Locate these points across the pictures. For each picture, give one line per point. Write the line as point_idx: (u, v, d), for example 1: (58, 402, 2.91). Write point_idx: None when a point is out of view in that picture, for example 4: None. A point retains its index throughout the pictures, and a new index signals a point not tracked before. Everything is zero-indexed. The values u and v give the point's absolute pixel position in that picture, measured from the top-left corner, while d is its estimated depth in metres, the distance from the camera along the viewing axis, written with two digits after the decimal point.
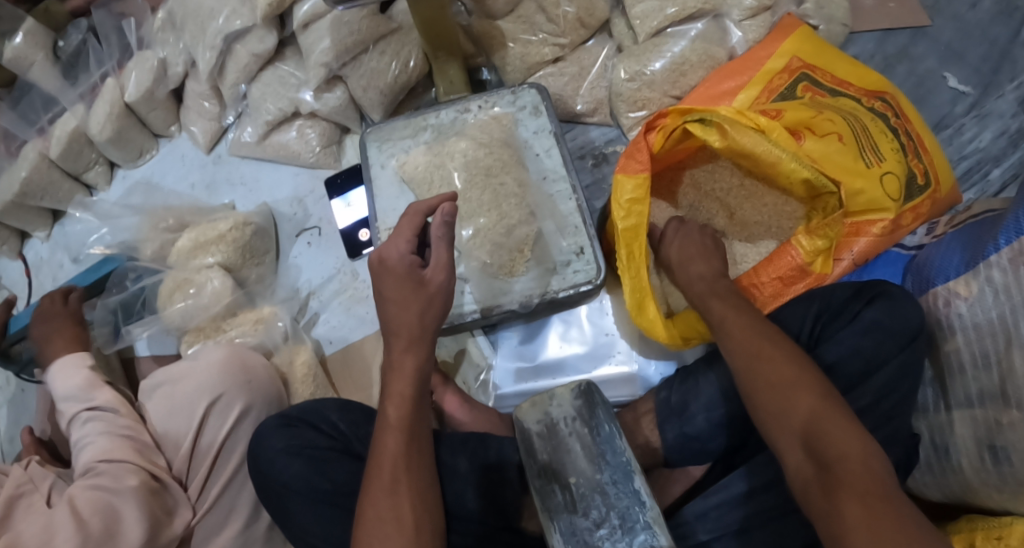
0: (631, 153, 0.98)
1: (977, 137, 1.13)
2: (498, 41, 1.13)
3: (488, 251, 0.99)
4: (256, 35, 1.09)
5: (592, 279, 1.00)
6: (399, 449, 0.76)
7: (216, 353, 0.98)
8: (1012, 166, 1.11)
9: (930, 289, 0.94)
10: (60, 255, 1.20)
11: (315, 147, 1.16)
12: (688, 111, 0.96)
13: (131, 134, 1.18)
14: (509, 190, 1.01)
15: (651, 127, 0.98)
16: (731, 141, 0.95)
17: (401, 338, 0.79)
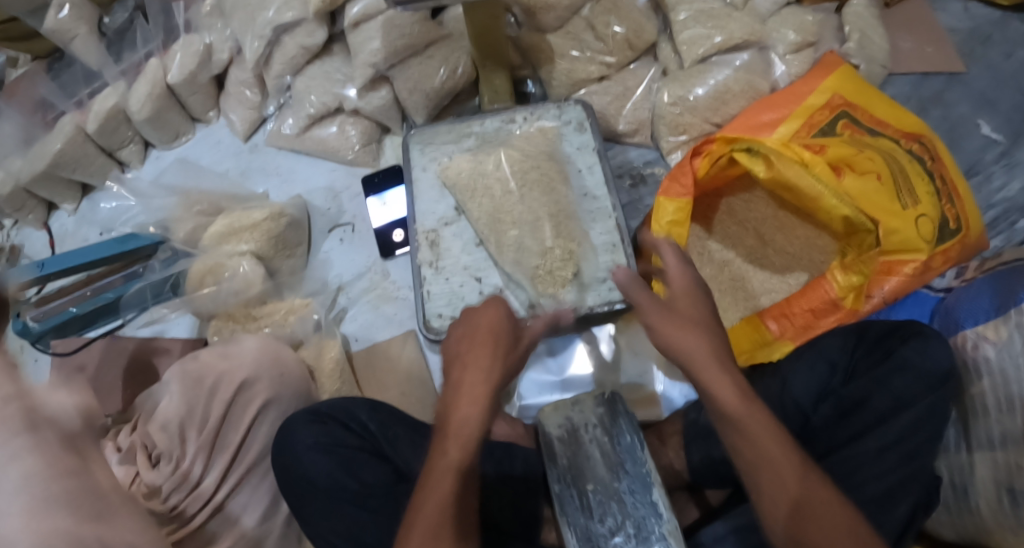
0: (675, 176, 0.99)
1: (1006, 187, 1.14)
2: (546, 55, 1.15)
3: (532, 265, 1.00)
4: (306, 29, 1.10)
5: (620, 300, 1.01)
6: (451, 493, 0.72)
7: (250, 343, 0.98)
8: None
9: (958, 331, 0.96)
10: (86, 230, 1.19)
11: (355, 144, 1.16)
12: (736, 139, 0.97)
13: (170, 115, 1.18)
14: (555, 205, 1.02)
15: (698, 152, 0.99)
16: (776, 172, 0.97)
17: (467, 394, 0.75)
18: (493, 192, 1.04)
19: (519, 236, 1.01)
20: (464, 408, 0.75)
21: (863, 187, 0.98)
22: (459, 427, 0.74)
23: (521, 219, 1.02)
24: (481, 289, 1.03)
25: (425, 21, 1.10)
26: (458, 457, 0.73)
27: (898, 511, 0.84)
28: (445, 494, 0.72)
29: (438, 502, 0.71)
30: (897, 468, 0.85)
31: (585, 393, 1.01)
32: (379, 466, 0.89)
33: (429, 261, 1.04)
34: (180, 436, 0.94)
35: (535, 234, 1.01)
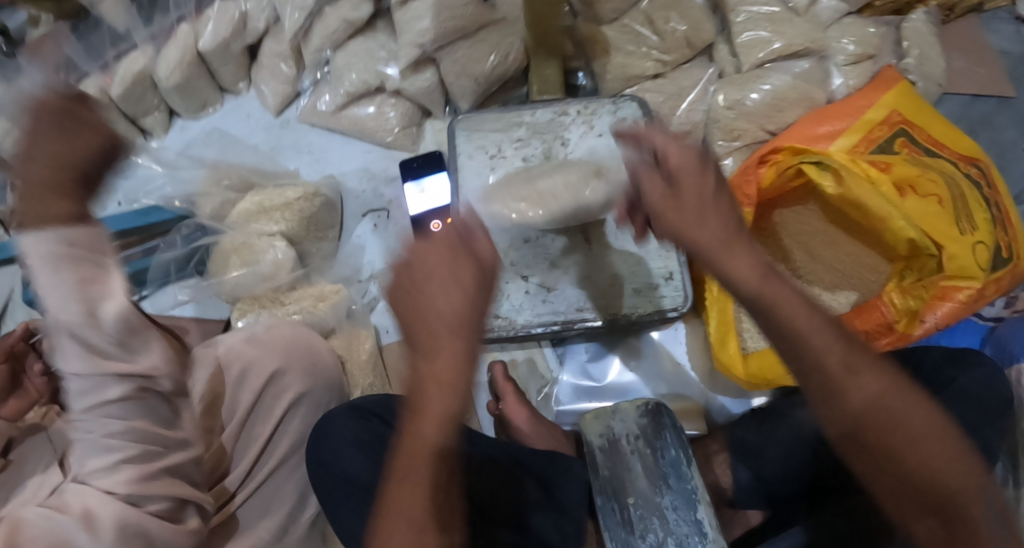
0: (740, 185, 0.98)
1: None
2: (601, 47, 1.11)
3: None
4: (351, 3, 1.04)
5: (678, 305, 0.97)
6: (428, 472, 0.61)
7: (282, 330, 0.93)
8: None
9: (1015, 365, 0.94)
10: (104, 198, 1.12)
11: (395, 127, 1.10)
12: (803, 150, 0.94)
13: (199, 85, 1.11)
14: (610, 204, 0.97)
15: (761, 161, 0.96)
16: (845, 189, 0.93)
17: (441, 325, 0.62)
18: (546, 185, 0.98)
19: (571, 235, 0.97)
20: (432, 401, 0.61)
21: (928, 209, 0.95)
22: (438, 426, 0.61)
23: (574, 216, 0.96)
24: (526, 289, 0.98)
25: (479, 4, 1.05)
26: (441, 435, 0.61)
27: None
28: (425, 479, 0.61)
29: (415, 498, 0.61)
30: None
31: (626, 401, 0.98)
32: None
33: None
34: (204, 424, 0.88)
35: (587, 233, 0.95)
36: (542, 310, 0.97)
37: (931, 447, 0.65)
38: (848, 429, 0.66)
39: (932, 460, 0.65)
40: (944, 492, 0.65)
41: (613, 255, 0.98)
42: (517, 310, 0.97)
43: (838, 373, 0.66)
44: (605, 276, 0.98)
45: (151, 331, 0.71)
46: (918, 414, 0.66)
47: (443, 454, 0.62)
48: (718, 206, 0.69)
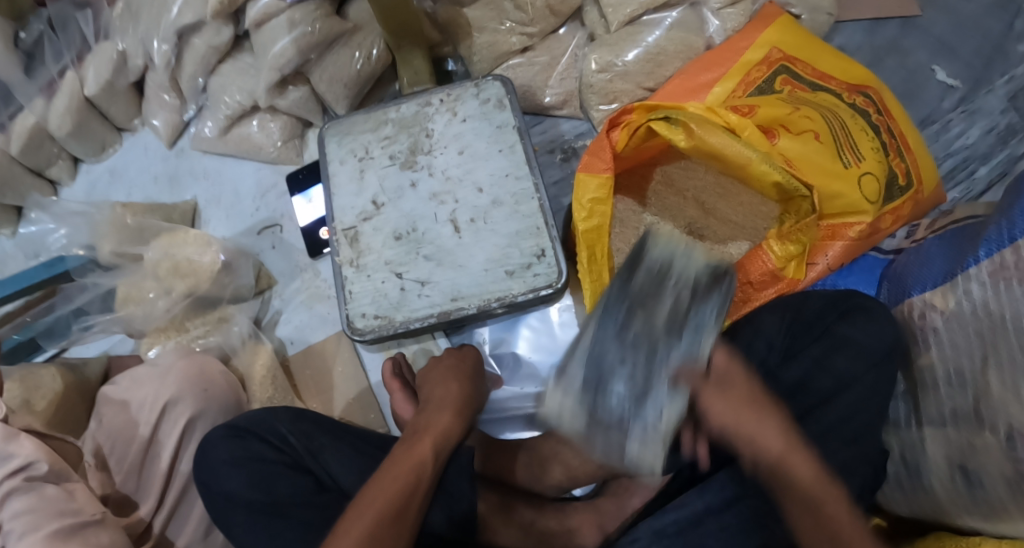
0: (596, 151, 0.94)
1: (966, 133, 1.04)
2: (464, 30, 1.09)
3: (524, 285, 0.96)
4: (212, 28, 1.07)
5: (553, 281, 0.96)
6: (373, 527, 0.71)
7: (175, 362, 0.97)
8: (999, 164, 1.03)
9: (906, 300, 0.91)
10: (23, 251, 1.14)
11: (276, 141, 1.12)
12: (655, 108, 0.92)
13: (92, 127, 1.15)
14: (529, 213, 0.98)
15: (615, 124, 0.94)
16: (698, 141, 0.90)
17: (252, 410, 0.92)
18: (466, 203, 1.00)
19: (493, 255, 0.97)
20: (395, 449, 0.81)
21: (803, 148, 0.92)
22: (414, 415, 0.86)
23: (493, 237, 0.98)
24: (402, 285, 0.98)
25: (329, 16, 1.05)
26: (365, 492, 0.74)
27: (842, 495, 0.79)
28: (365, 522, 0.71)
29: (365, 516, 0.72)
30: (842, 452, 0.80)
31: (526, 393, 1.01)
32: (295, 478, 0.85)
33: (350, 259, 1.00)
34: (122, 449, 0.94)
35: (514, 248, 0.97)
36: (418, 305, 0.97)
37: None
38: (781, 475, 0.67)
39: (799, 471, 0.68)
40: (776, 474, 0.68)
41: (484, 241, 0.98)
42: (396, 307, 0.98)
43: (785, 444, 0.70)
44: (477, 262, 0.97)
45: (142, 401, 0.94)
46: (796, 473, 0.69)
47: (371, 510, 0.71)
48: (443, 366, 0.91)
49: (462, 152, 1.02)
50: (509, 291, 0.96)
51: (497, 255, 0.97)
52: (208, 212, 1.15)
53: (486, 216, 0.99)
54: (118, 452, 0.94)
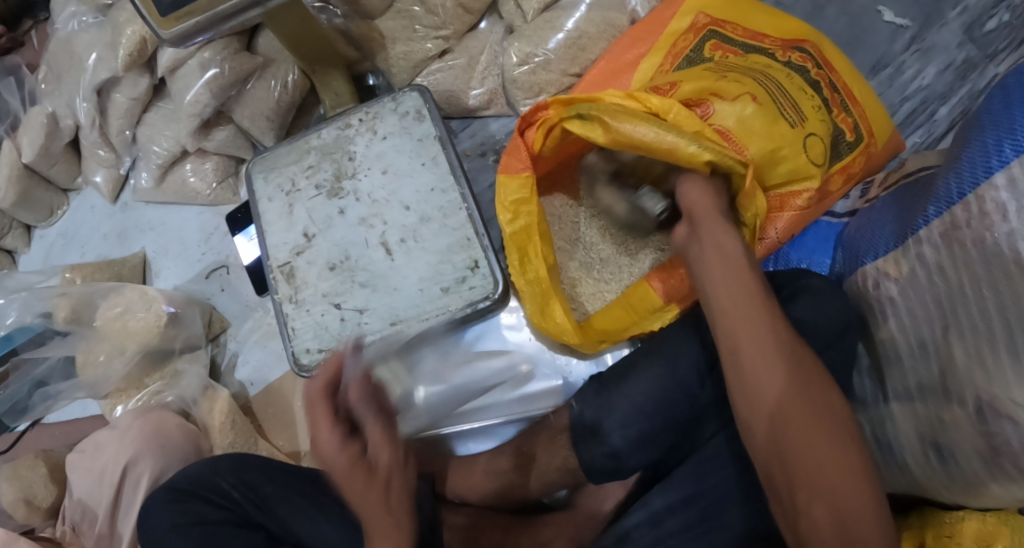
0: (512, 152, 0.90)
1: (920, 74, 1.01)
2: (378, 43, 1.05)
3: (455, 304, 0.93)
4: (129, 80, 1.07)
5: (490, 294, 0.93)
6: None
7: (133, 423, 0.97)
8: (958, 102, 0.99)
9: (859, 266, 0.88)
10: None
11: (211, 183, 1.11)
12: (570, 99, 0.85)
13: (36, 194, 1.17)
14: (458, 226, 0.95)
15: (532, 121, 0.88)
16: (615, 133, 0.82)
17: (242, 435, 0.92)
18: (396, 223, 0.97)
19: (425, 274, 0.95)
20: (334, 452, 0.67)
21: (741, 119, 0.85)
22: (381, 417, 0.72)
23: (424, 253, 0.95)
24: (342, 315, 0.96)
25: (238, 52, 1.02)
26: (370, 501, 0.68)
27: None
28: None
29: None
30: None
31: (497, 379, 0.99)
32: (248, 537, 0.87)
33: (288, 296, 0.98)
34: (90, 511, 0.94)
35: (447, 262, 0.95)
36: (360, 333, 0.95)
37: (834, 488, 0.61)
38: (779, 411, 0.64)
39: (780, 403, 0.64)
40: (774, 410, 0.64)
41: (417, 260, 0.95)
42: (338, 339, 0.95)
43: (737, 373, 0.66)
44: (412, 282, 0.95)
45: (105, 462, 0.95)
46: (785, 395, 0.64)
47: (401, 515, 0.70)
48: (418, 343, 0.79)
49: (386, 171, 0.99)
50: (449, 308, 0.93)
51: (427, 271, 0.95)
52: (159, 262, 1.15)
53: (416, 234, 0.96)
54: (89, 511, 0.94)
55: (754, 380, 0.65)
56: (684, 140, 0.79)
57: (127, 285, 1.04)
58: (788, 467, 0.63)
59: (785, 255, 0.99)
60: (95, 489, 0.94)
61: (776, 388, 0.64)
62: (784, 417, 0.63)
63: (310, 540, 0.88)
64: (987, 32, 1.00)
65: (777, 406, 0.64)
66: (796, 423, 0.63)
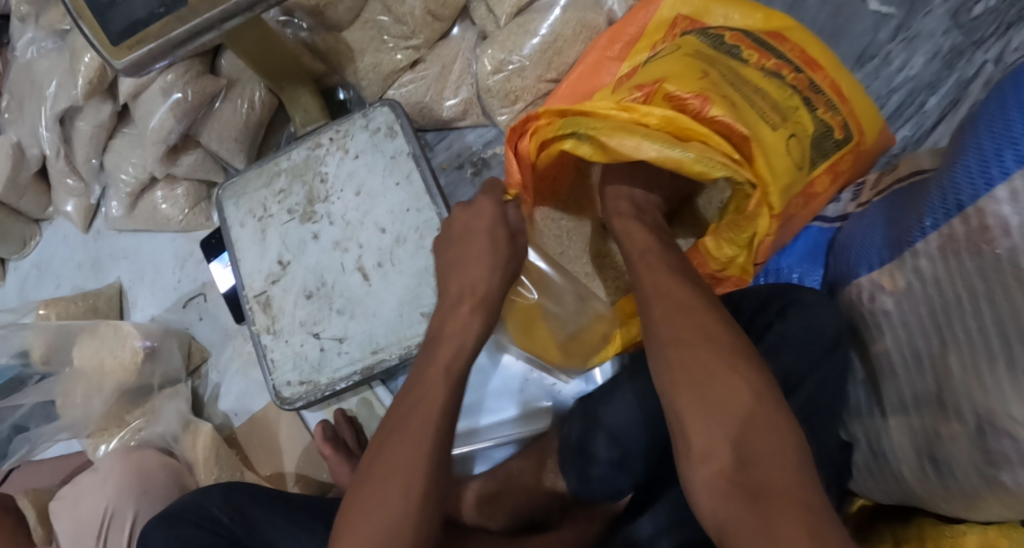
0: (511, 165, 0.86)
1: (908, 64, 0.97)
2: (346, 56, 1.01)
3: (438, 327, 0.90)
4: (93, 107, 1.04)
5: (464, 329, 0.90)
6: (414, 451, 0.65)
7: (115, 466, 0.94)
8: (948, 92, 0.96)
9: (854, 280, 0.84)
10: None
11: (183, 209, 1.08)
12: (564, 110, 0.81)
13: (6, 226, 1.14)
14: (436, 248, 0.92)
15: (524, 131, 0.84)
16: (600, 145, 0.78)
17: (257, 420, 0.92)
18: (373, 247, 0.93)
19: (403, 299, 0.91)
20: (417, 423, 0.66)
21: (736, 114, 0.78)
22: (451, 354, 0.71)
23: (402, 276, 0.92)
24: (321, 344, 0.93)
25: (200, 75, 0.98)
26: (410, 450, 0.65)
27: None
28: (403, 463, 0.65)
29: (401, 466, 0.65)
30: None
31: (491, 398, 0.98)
32: None
33: (265, 327, 0.95)
34: None
35: (426, 284, 0.91)
36: (339, 362, 0.92)
37: (724, 430, 0.60)
38: (688, 354, 0.63)
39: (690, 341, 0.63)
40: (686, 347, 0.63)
41: (394, 284, 0.92)
42: (317, 370, 0.92)
43: (683, 378, 0.62)
44: (390, 308, 0.92)
45: (87, 508, 0.92)
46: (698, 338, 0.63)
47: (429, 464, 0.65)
48: (492, 251, 0.75)
49: (359, 192, 0.95)
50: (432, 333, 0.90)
51: (405, 295, 0.91)
52: (134, 292, 1.12)
53: (393, 257, 0.93)
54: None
55: (687, 375, 0.62)
56: (691, 153, 0.76)
57: (102, 322, 1.01)
58: (686, 416, 0.61)
59: (775, 264, 0.95)
60: (78, 534, 0.92)
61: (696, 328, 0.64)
62: (691, 363, 0.62)
63: None
64: (974, 17, 0.96)
65: (691, 343, 0.63)
66: (726, 403, 0.60)
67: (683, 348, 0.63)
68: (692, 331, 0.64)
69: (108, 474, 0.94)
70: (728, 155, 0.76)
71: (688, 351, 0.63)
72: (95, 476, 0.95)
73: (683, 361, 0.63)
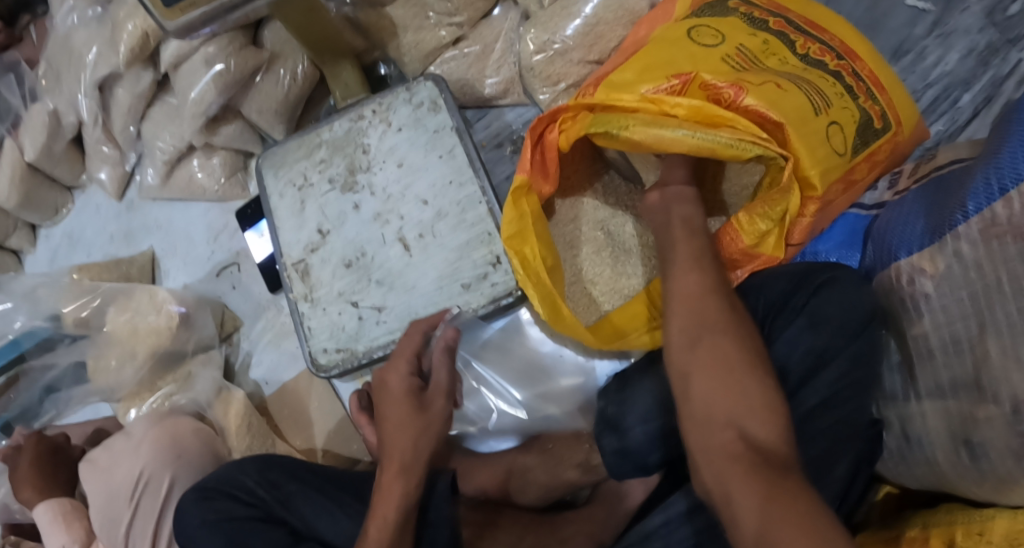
0: (542, 159, 0.91)
1: (943, 60, 0.99)
2: (389, 31, 1.02)
3: (480, 300, 0.91)
4: (132, 75, 1.04)
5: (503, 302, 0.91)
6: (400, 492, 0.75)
7: (148, 430, 0.94)
8: (982, 89, 0.98)
9: (894, 262, 0.83)
10: None
11: (218, 179, 1.08)
12: (593, 105, 0.86)
13: (40, 193, 1.14)
14: (477, 222, 0.92)
15: (553, 120, 0.89)
16: (630, 139, 0.84)
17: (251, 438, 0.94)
18: (414, 218, 0.94)
19: (442, 272, 0.92)
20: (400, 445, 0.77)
21: (770, 99, 0.81)
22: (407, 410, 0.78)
23: (441, 250, 0.93)
24: (359, 313, 0.94)
25: (242, 47, 0.99)
26: (397, 497, 0.75)
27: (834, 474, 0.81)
28: (390, 507, 0.74)
29: (384, 520, 0.74)
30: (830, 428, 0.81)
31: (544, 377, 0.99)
32: (271, 531, 0.84)
33: (303, 295, 0.95)
34: (102, 524, 0.91)
35: (467, 257, 0.92)
36: (377, 332, 0.93)
37: (748, 414, 0.64)
38: (703, 335, 0.69)
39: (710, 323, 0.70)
40: (698, 334, 0.69)
41: (434, 257, 0.93)
42: (355, 338, 0.93)
43: (702, 365, 0.68)
44: (429, 280, 0.92)
45: (119, 472, 0.92)
46: (716, 328, 0.70)
47: (405, 521, 0.75)
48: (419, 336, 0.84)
49: (401, 164, 0.96)
50: (472, 306, 0.91)
51: (442, 268, 0.92)
52: (167, 262, 1.13)
53: (433, 229, 0.93)
54: (105, 535, 0.91)
55: (708, 371, 0.67)
56: (722, 137, 0.81)
57: (137, 286, 1.01)
58: (711, 399, 0.66)
59: (812, 249, 0.96)
60: (105, 498, 0.91)
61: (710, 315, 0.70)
62: (709, 343, 0.68)
63: (330, 537, 0.84)
64: (1009, 16, 0.98)
65: (711, 325, 0.70)
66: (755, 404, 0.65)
67: (700, 332, 0.69)
68: (718, 320, 0.70)
69: (139, 438, 0.94)
70: (755, 134, 0.80)
71: (710, 339, 0.69)
72: (126, 440, 0.94)
73: (689, 337, 0.70)
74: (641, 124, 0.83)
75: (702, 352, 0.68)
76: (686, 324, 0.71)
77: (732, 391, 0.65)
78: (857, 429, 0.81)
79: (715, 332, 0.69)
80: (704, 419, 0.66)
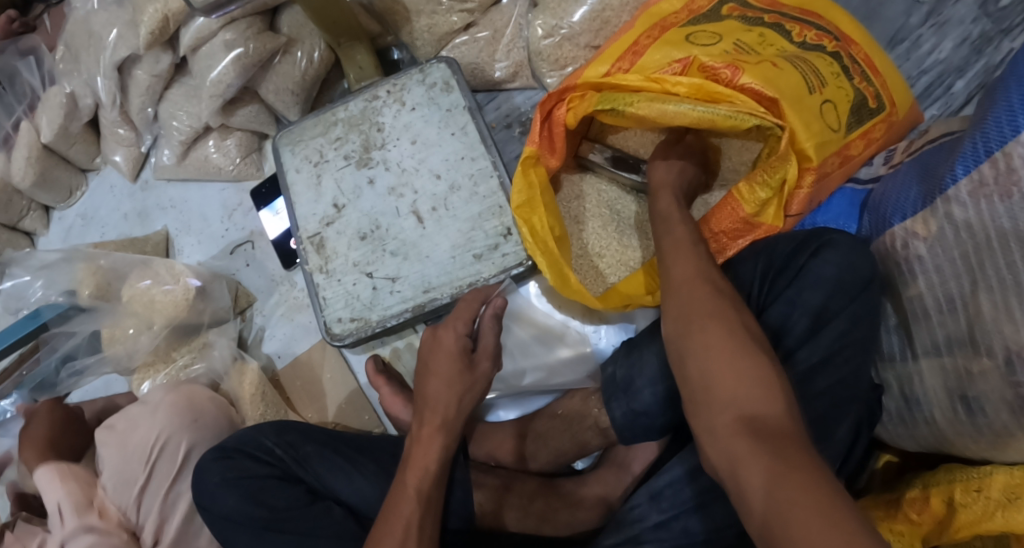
0: (550, 137, 0.95)
1: (937, 49, 1.05)
2: (402, 17, 1.05)
3: (491, 268, 0.94)
4: (152, 57, 1.06)
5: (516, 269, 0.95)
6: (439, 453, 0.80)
7: (165, 396, 0.96)
8: (975, 76, 1.03)
9: (888, 228, 0.88)
10: None
11: (235, 158, 1.11)
12: (600, 84, 0.90)
13: (56, 174, 1.17)
14: (489, 195, 0.96)
15: (561, 98, 0.93)
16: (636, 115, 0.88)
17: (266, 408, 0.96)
18: (427, 192, 0.98)
19: (455, 242, 0.96)
20: (442, 408, 0.81)
21: (766, 77, 0.85)
22: (453, 375, 0.82)
23: (453, 222, 0.96)
24: (374, 283, 0.96)
25: (261, 32, 1.01)
26: (434, 457, 0.79)
27: (836, 436, 0.82)
28: (425, 466, 0.79)
29: (421, 478, 0.78)
30: (829, 390, 0.82)
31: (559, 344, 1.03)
32: (291, 489, 0.86)
33: (318, 266, 0.98)
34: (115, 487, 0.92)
35: (478, 228, 0.96)
36: (391, 301, 0.96)
37: (746, 389, 0.63)
38: (694, 319, 0.69)
39: (700, 308, 0.70)
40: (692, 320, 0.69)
41: (447, 228, 0.96)
42: (370, 307, 0.96)
43: (698, 342, 0.68)
44: (443, 250, 0.96)
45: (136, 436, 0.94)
46: (708, 311, 0.69)
47: (437, 481, 0.79)
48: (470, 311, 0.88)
49: (415, 141, 1.00)
50: (483, 274, 0.95)
51: (455, 238, 0.96)
52: (181, 240, 1.16)
53: (447, 202, 0.97)
54: (119, 499, 0.91)
55: (710, 342, 0.67)
56: (721, 110, 0.84)
57: (154, 260, 1.04)
58: (706, 377, 0.66)
59: (811, 222, 1.00)
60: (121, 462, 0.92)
61: (702, 299, 0.71)
62: (703, 322, 0.69)
63: (346, 496, 0.88)
64: (1001, 8, 1.03)
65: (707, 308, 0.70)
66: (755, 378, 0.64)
67: (692, 314, 0.70)
68: (712, 303, 0.70)
69: (155, 403, 0.96)
70: (752, 107, 0.84)
71: (700, 322, 0.69)
72: (142, 406, 0.96)
73: (682, 320, 0.70)
74: (645, 99, 0.87)
75: (699, 327, 0.68)
76: (678, 307, 0.71)
77: (726, 366, 0.65)
78: (863, 392, 0.84)
79: (706, 312, 0.69)
80: (702, 399, 0.65)
